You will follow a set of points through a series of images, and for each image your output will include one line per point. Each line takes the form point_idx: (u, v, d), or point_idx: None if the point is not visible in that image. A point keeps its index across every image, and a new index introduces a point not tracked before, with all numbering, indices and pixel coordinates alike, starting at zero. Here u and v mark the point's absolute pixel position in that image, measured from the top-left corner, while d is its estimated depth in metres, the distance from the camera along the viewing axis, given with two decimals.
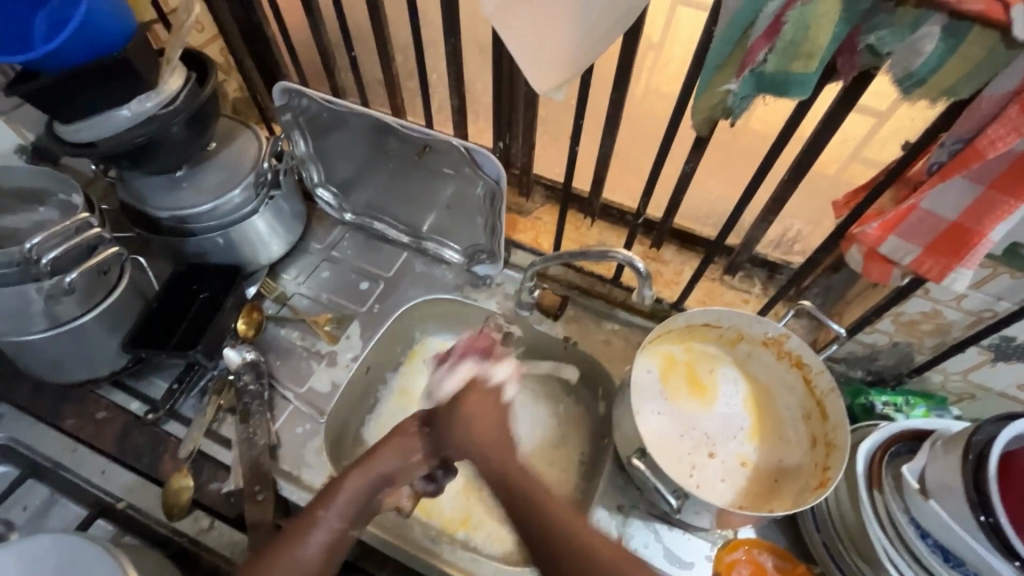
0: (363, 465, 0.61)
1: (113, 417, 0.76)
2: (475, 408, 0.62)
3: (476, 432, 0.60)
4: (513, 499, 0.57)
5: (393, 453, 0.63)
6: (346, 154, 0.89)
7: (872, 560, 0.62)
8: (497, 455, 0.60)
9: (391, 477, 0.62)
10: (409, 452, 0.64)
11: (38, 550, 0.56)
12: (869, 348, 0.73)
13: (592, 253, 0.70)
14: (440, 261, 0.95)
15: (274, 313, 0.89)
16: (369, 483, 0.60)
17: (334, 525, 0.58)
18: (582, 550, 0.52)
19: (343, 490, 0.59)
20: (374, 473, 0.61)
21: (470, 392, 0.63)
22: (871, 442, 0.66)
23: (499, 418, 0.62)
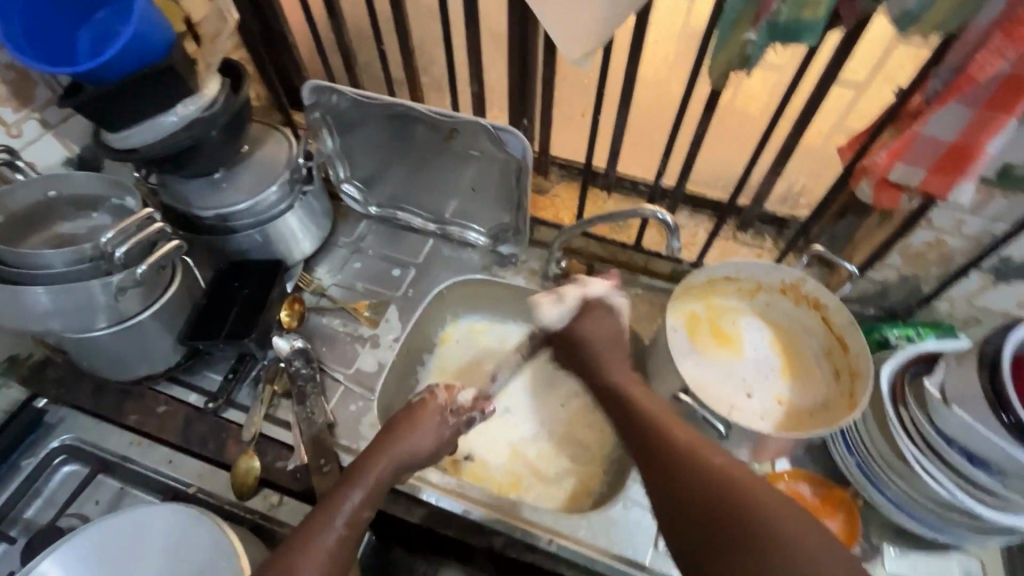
0: (388, 449, 0.66)
1: (173, 411, 0.79)
2: (594, 324, 0.74)
3: (601, 368, 0.73)
4: (632, 423, 0.65)
5: (412, 434, 0.68)
6: (371, 149, 0.94)
7: (906, 471, 0.67)
8: (620, 377, 0.71)
9: (413, 461, 0.68)
10: (427, 435, 0.69)
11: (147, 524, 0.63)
12: (879, 285, 0.79)
13: (622, 212, 0.76)
14: (464, 245, 1.00)
15: (314, 304, 0.93)
16: (394, 465, 0.66)
17: (355, 508, 0.62)
18: (675, 448, 0.59)
19: (370, 471, 0.64)
20: (399, 447, 0.67)
21: (584, 326, 0.74)
22: (892, 366, 0.72)
23: (611, 333, 0.74)
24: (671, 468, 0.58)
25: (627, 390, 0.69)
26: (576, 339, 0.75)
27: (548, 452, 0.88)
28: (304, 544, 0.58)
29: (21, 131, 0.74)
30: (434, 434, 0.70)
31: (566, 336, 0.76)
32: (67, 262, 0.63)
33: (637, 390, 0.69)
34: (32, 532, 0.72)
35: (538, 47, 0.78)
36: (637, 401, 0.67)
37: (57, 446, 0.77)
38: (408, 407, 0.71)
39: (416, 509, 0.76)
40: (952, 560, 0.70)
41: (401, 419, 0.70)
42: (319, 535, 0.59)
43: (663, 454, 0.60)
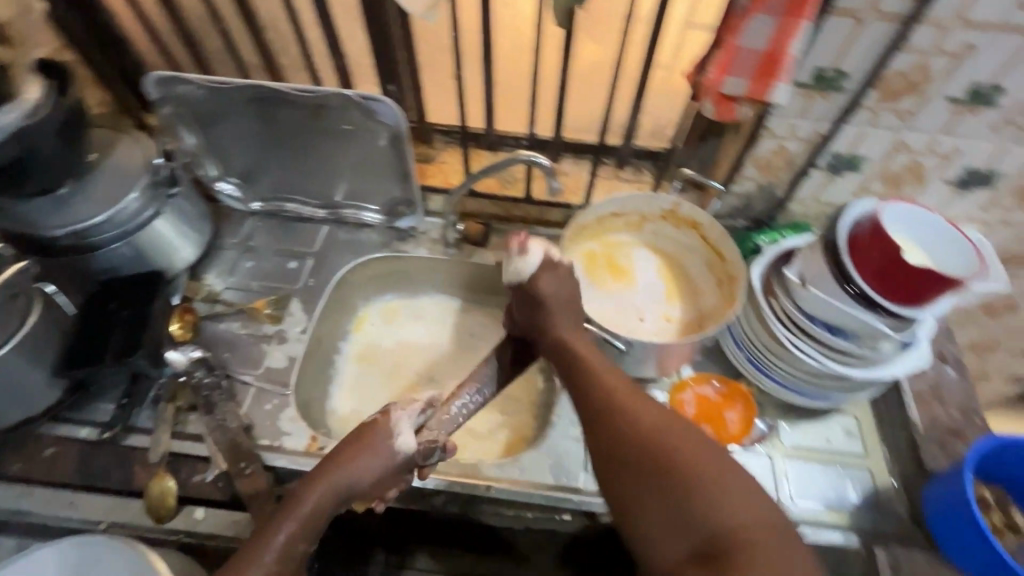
0: (328, 478, 0.63)
1: (63, 450, 0.73)
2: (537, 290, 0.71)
3: (563, 344, 0.70)
4: (581, 379, 0.65)
5: (354, 460, 0.64)
6: (240, 140, 0.90)
7: (783, 351, 0.76)
8: (585, 350, 0.68)
9: (354, 491, 0.64)
10: (372, 460, 0.65)
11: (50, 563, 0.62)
12: (743, 197, 0.88)
13: (501, 163, 0.79)
14: (360, 226, 0.98)
15: (208, 311, 0.88)
16: (334, 493, 0.63)
17: (287, 542, 0.59)
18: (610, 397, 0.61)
19: (305, 502, 0.61)
20: (342, 470, 0.63)
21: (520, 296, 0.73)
22: (762, 264, 0.80)
23: (564, 301, 0.72)
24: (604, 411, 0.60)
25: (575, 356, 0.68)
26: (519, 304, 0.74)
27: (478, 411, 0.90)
28: None
29: None
30: (383, 458, 0.65)
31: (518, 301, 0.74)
32: None
33: (593, 356, 0.68)
34: None
35: (391, 9, 0.77)
36: (586, 360, 0.67)
37: None
38: (360, 430, 0.67)
39: None
40: (834, 423, 0.81)
41: (346, 444, 0.66)
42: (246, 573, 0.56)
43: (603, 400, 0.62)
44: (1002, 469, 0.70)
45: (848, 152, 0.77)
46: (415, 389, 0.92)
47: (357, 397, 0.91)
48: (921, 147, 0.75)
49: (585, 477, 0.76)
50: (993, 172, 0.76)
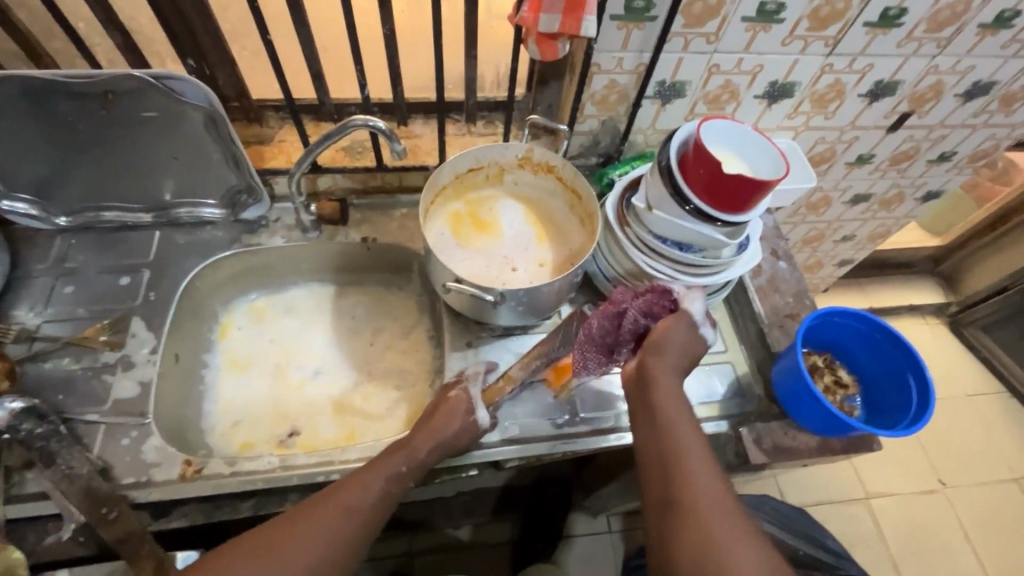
0: (428, 431, 0.69)
1: None
2: (679, 333, 0.64)
3: (656, 393, 0.61)
4: (666, 447, 0.58)
5: (434, 429, 0.69)
6: (14, 147, 0.75)
7: (642, 275, 0.81)
8: (669, 407, 0.60)
9: (448, 444, 0.69)
10: (443, 429, 0.69)
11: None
12: (590, 135, 0.91)
13: (336, 130, 0.74)
14: (200, 224, 0.88)
15: (25, 353, 0.75)
16: (438, 445, 0.68)
17: (393, 473, 0.64)
18: (700, 492, 0.55)
19: (415, 443, 0.67)
20: (439, 437, 0.69)
21: (680, 332, 0.64)
22: (614, 196, 0.84)
23: (684, 342, 0.64)
24: (688, 500, 0.55)
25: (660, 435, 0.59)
26: (676, 336, 0.64)
27: (373, 392, 0.88)
28: (343, 494, 0.60)
29: None
30: (466, 428, 0.71)
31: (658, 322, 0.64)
32: None
33: (685, 420, 0.60)
34: None
35: None
36: (675, 427, 0.59)
37: None
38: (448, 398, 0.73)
39: (244, 504, 0.70)
40: None
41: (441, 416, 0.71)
42: (348, 501, 0.59)
43: (687, 488, 0.55)
44: (825, 337, 0.84)
45: (671, 79, 0.82)
46: (299, 386, 0.87)
47: (236, 408, 0.85)
48: (731, 67, 0.81)
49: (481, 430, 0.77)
50: (790, 83, 0.86)
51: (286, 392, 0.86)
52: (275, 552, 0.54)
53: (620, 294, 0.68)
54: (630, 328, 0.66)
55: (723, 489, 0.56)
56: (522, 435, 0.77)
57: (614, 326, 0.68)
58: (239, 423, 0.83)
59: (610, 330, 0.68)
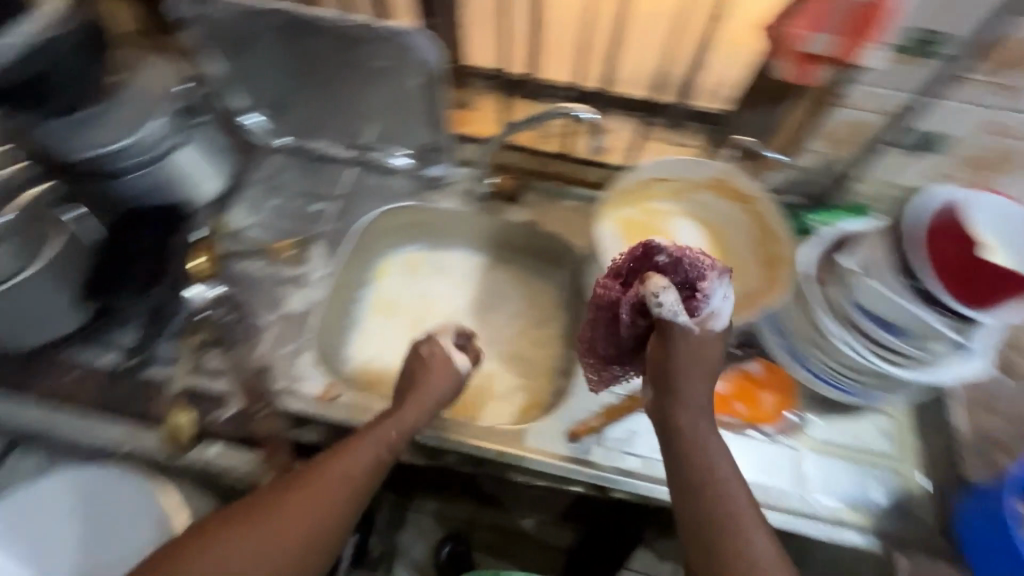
0: (414, 392, 0.65)
1: (89, 374, 0.74)
2: (691, 346, 0.55)
3: (695, 461, 0.54)
4: (708, 518, 0.52)
5: (437, 381, 0.66)
6: (267, 73, 0.85)
7: (827, 344, 0.71)
8: (712, 467, 0.54)
9: (441, 401, 0.67)
10: (431, 386, 0.66)
11: (51, 492, 0.69)
12: (802, 171, 0.81)
13: (540, 116, 0.75)
14: (388, 171, 0.94)
15: (231, 249, 0.86)
16: (424, 412, 0.64)
17: (381, 433, 0.61)
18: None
19: (404, 410, 0.64)
20: (425, 396, 0.65)
21: (682, 343, 0.55)
22: (814, 247, 0.74)
23: (708, 371, 0.56)
24: None
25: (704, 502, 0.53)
26: (681, 356, 0.55)
27: (496, 371, 0.89)
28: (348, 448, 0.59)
29: None
30: (450, 381, 0.67)
31: (665, 342, 0.55)
32: None
33: (734, 486, 0.53)
34: None
35: None
36: (721, 497, 0.53)
37: None
38: (420, 354, 0.69)
39: None
40: (868, 422, 0.77)
41: (411, 368, 0.68)
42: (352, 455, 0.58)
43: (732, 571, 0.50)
44: None
45: (933, 130, 0.69)
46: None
47: (375, 346, 0.90)
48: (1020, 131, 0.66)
49: (598, 451, 0.73)
50: None
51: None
52: (281, 521, 0.53)
53: (603, 297, 0.61)
54: (631, 331, 0.59)
55: (778, 569, 0.50)
56: (639, 471, 0.72)
57: (614, 326, 0.61)
58: (374, 361, 0.89)
59: (613, 332, 0.61)
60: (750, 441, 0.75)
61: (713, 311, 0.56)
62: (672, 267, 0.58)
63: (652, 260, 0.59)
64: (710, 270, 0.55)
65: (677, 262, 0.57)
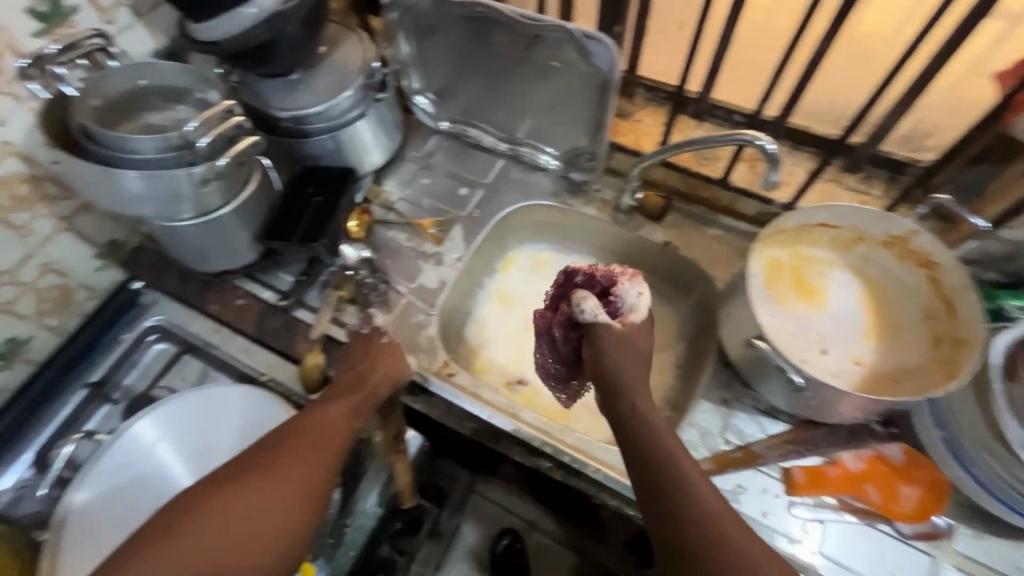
0: (367, 366, 0.68)
1: (249, 304, 0.84)
2: (616, 340, 0.61)
3: (672, 480, 0.53)
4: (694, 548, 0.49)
5: (383, 370, 0.68)
6: (447, 60, 0.90)
7: (1003, 453, 0.61)
8: (686, 484, 0.52)
9: (390, 381, 0.68)
10: (379, 361, 0.69)
11: (229, 403, 0.72)
12: (1009, 246, 0.69)
13: (719, 138, 0.69)
14: (535, 168, 0.95)
15: (381, 217, 0.93)
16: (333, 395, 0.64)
17: (352, 410, 0.63)
18: (719, 540, 0.49)
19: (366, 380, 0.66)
20: (359, 376, 0.67)
21: (607, 340, 0.61)
22: (1009, 338, 0.64)
23: (639, 360, 0.61)
24: None
25: (690, 528, 0.50)
26: (610, 352, 0.60)
27: None
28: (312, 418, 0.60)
29: (114, 18, 0.76)
30: (399, 365, 0.70)
31: (595, 345, 0.61)
32: (156, 148, 0.66)
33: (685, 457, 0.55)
34: (131, 397, 0.80)
35: None
36: (679, 470, 0.53)
37: (151, 325, 0.84)
38: (377, 342, 0.71)
39: (467, 423, 0.78)
40: None
41: (365, 352, 0.70)
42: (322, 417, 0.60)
43: (706, 540, 0.49)
44: None
45: None
46: None
47: (489, 334, 0.92)
48: None
49: None
50: None
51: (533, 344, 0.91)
52: (278, 472, 0.54)
53: (540, 325, 0.70)
54: (568, 346, 0.67)
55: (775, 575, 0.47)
56: None
57: (552, 347, 0.69)
58: (486, 348, 0.91)
59: (557, 354, 0.69)
60: (874, 534, 0.67)
61: (631, 308, 0.63)
62: (592, 285, 0.65)
63: (573, 281, 0.67)
64: (620, 276, 0.63)
65: (592, 278, 0.65)
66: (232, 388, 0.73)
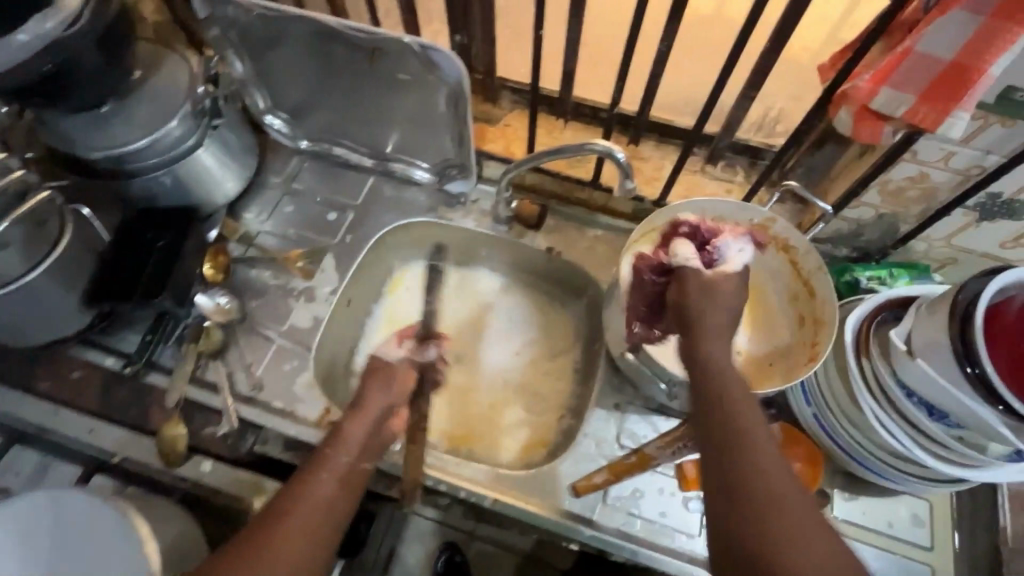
0: (361, 410, 0.62)
1: (87, 376, 0.73)
2: (700, 282, 0.58)
3: (728, 414, 0.48)
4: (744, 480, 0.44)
5: (379, 393, 0.63)
6: (291, 76, 0.82)
7: (862, 423, 0.64)
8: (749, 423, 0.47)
9: (389, 410, 0.63)
10: (386, 387, 0.65)
11: (21, 518, 0.58)
12: (854, 224, 0.73)
13: (568, 147, 0.67)
14: (409, 183, 0.90)
15: (242, 254, 0.84)
16: (348, 435, 0.60)
17: (351, 460, 0.58)
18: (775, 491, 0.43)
19: (354, 425, 0.60)
20: (362, 414, 0.62)
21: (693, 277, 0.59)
22: (859, 314, 0.67)
23: (730, 309, 0.57)
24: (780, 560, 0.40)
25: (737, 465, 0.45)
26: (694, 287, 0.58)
27: (501, 403, 0.85)
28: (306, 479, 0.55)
29: None
30: (396, 389, 0.65)
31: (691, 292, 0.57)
32: None
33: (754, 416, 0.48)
34: None
35: None
36: (744, 431, 0.47)
37: None
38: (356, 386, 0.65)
39: None
40: (901, 505, 0.70)
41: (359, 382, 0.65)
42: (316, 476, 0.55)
43: (756, 476, 0.44)
44: None
45: (1011, 195, 0.61)
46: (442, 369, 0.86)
47: (382, 364, 0.86)
48: None
49: (601, 510, 0.69)
50: None
51: None
52: (271, 544, 0.49)
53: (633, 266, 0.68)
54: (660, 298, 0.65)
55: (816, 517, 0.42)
56: (641, 536, 0.68)
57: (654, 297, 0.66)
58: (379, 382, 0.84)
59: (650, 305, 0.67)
60: None
61: (726, 260, 0.62)
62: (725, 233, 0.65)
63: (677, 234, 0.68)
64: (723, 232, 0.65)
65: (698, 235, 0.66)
66: (24, 496, 0.59)
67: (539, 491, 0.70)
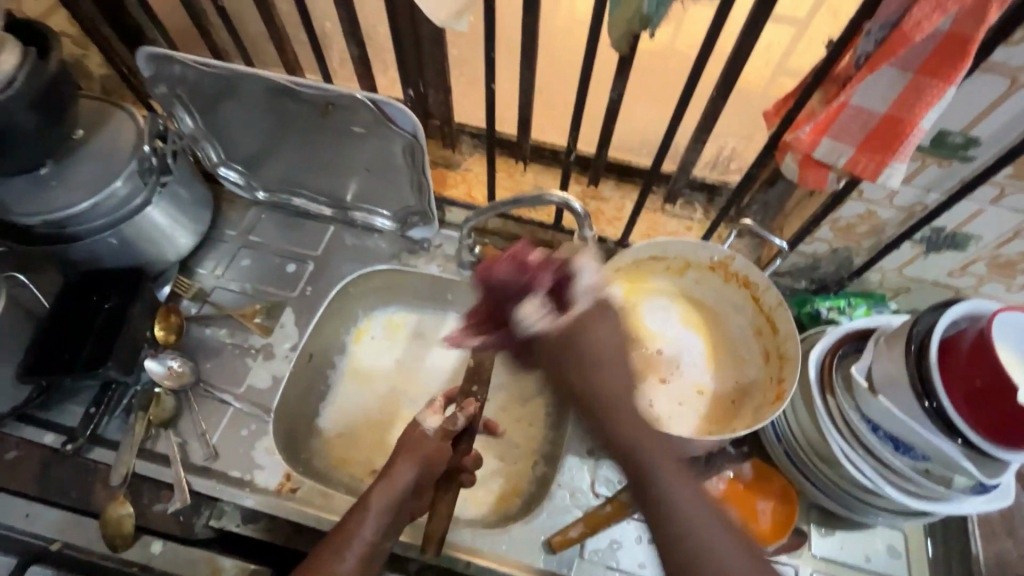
0: (387, 480, 0.60)
1: (27, 454, 0.70)
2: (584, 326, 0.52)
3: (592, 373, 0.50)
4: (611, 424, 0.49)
5: (406, 464, 0.61)
6: (244, 129, 0.80)
7: (831, 458, 0.64)
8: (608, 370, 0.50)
9: (420, 482, 0.62)
10: (424, 457, 0.62)
11: None
12: (810, 258, 0.75)
13: (527, 197, 0.67)
14: (370, 230, 0.89)
15: (195, 313, 0.81)
16: (388, 503, 0.59)
17: (370, 539, 0.57)
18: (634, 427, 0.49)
19: (374, 503, 0.58)
20: (398, 488, 0.59)
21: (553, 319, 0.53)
22: (821, 347, 0.67)
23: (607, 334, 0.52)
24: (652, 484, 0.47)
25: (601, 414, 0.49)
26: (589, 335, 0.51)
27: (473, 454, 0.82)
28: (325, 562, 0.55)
29: None
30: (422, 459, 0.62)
31: (573, 338, 0.50)
32: None
33: (656, 447, 0.48)
34: None
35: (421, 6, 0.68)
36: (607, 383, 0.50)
37: None
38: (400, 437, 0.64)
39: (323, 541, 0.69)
40: (877, 537, 0.70)
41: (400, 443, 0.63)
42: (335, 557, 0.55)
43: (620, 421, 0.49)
44: None
45: (954, 229, 0.64)
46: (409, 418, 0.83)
47: (348, 420, 0.83)
48: None
49: (578, 566, 0.67)
50: None
51: (394, 420, 0.82)
52: None
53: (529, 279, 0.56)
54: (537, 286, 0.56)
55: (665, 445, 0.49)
56: None
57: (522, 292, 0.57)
58: (343, 438, 0.81)
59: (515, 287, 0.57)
60: None
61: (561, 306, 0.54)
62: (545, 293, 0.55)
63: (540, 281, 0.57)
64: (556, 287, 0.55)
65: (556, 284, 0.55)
66: None
67: (513, 548, 0.68)
